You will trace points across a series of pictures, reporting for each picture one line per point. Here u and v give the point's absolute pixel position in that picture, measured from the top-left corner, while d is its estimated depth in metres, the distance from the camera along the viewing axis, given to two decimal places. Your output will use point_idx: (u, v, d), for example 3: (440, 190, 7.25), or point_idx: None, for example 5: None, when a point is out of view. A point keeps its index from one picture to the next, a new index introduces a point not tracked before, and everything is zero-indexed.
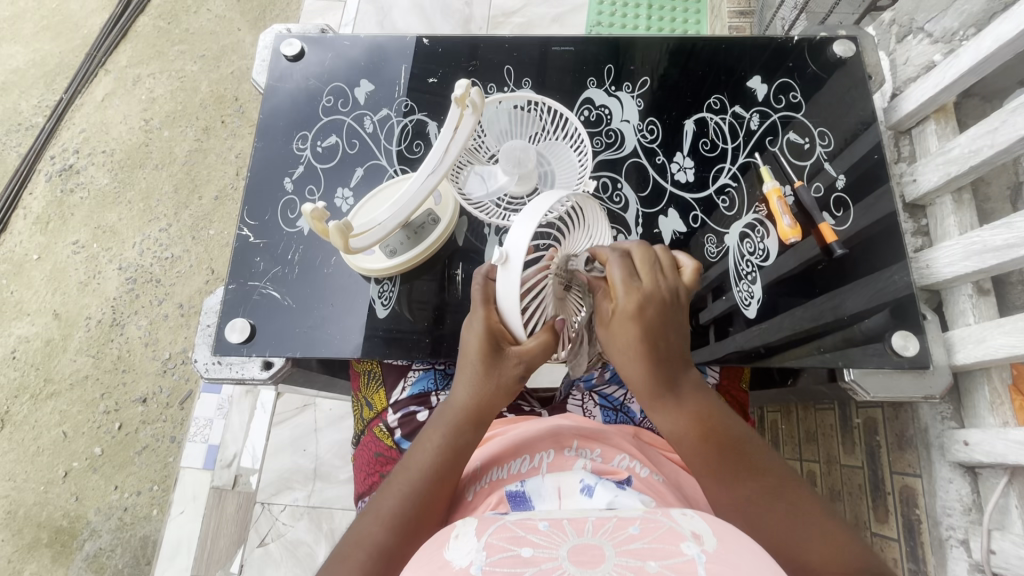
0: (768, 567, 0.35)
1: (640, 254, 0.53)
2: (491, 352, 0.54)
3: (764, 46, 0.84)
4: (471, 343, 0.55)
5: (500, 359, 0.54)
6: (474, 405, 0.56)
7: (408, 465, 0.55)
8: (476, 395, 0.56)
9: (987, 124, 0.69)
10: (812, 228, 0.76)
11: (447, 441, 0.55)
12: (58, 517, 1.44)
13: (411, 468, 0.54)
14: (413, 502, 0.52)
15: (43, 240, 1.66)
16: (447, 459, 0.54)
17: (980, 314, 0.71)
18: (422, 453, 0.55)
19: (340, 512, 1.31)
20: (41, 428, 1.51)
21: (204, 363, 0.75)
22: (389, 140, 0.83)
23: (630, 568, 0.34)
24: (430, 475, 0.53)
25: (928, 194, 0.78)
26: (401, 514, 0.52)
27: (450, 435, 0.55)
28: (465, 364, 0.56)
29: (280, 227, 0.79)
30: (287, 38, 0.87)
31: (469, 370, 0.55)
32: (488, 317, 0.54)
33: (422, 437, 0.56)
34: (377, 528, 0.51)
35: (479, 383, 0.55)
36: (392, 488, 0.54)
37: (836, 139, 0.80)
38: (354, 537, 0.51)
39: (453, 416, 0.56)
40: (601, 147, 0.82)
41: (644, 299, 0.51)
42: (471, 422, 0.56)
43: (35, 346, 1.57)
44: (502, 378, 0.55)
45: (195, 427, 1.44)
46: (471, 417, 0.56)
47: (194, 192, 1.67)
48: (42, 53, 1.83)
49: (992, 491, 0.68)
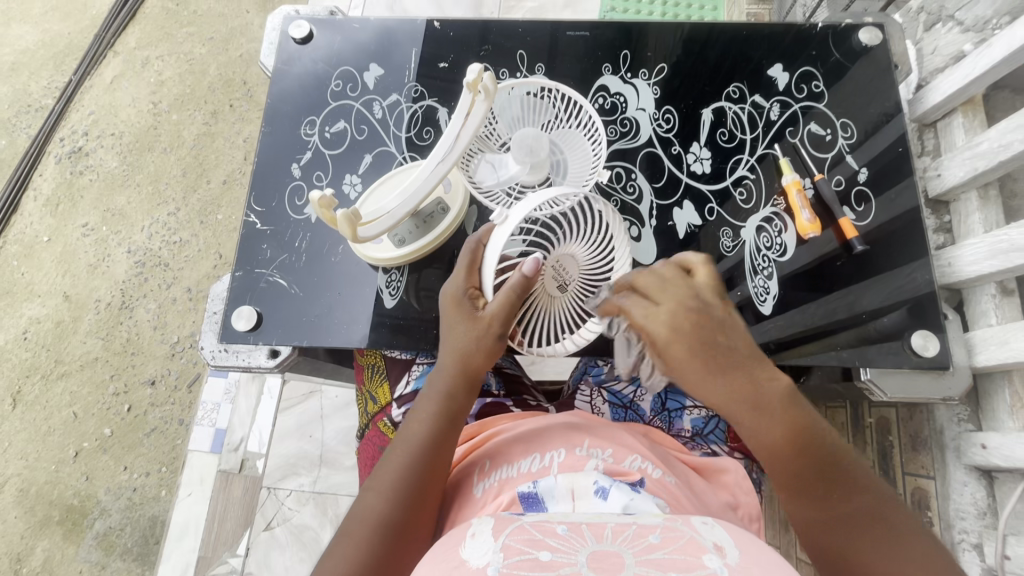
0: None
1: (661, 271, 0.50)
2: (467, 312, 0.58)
3: (786, 33, 0.81)
4: (448, 309, 0.59)
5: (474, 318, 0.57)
6: (458, 368, 0.57)
7: (404, 438, 0.56)
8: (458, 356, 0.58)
9: (1019, 118, 0.66)
10: (831, 223, 0.74)
11: (439, 407, 0.57)
12: (69, 495, 1.46)
13: (408, 439, 0.56)
14: (412, 471, 0.53)
15: (53, 222, 1.67)
16: (442, 425, 0.56)
17: (1002, 315, 0.69)
18: (416, 423, 0.57)
19: (345, 498, 1.32)
20: (53, 408, 1.53)
21: (210, 350, 0.76)
22: (398, 126, 0.81)
23: None
24: (427, 443, 0.55)
25: (953, 190, 0.76)
26: (401, 486, 0.53)
27: (440, 400, 0.57)
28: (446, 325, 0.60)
29: (288, 214, 0.78)
30: (296, 20, 0.85)
31: (451, 333, 0.59)
32: (470, 281, 0.59)
33: (416, 410, 0.58)
34: (379, 503, 0.52)
35: (460, 341, 0.58)
36: (390, 462, 0.55)
37: (859, 131, 0.77)
38: (359, 514, 0.53)
39: (442, 385, 0.58)
40: (615, 136, 0.80)
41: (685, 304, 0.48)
42: (459, 386, 0.57)
43: (46, 327, 1.59)
44: (478, 335, 0.57)
45: (203, 411, 1.44)
46: (458, 380, 0.57)
47: (203, 175, 1.67)
48: (51, 34, 1.82)
49: (1008, 496, 0.67)
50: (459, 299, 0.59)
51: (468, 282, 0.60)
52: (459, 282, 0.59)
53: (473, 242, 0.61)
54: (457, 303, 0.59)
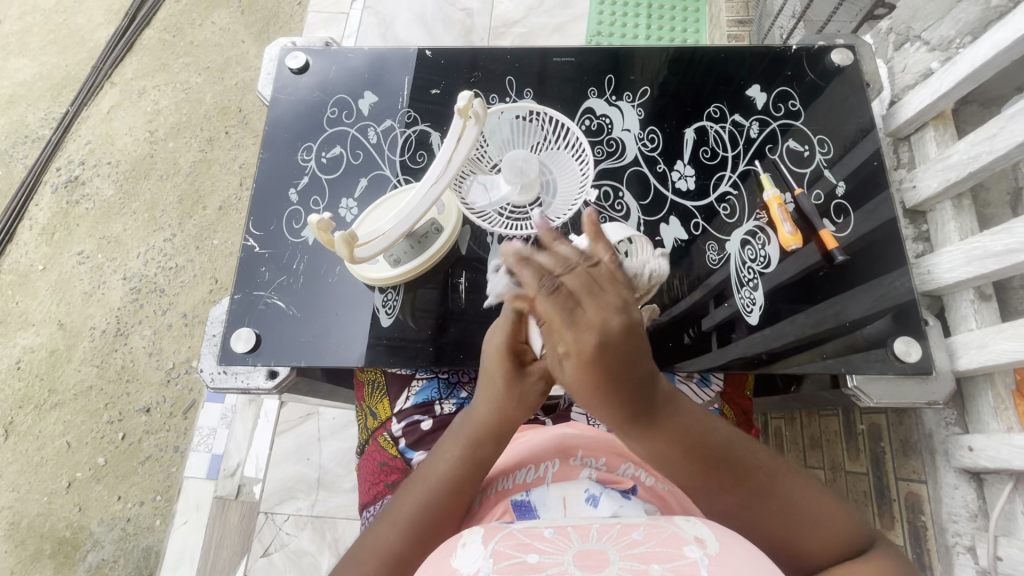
0: (766, 570, 0.36)
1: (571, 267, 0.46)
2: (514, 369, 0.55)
3: (763, 55, 0.85)
4: (491, 360, 0.56)
5: (523, 375, 0.55)
6: (492, 421, 0.57)
7: (425, 476, 0.56)
8: (495, 410, 0.57)
9: (985, 131, 0.69)
10: (813, 236, 0.76)
11: (465, 454, 0.56)
12: (61, 528, 1.44)
13: (428, 479, 0.55)
14: (431, 507, 0.54)
15: (48, 251, 1.68)
16: (467, 469, 0.55)
17: (982, 320, 0.72)
18: (442, 461, 0.56)
19: (343, 521, 1.31)
20: (45, 438, 1.51)
21: (210, 372, 0.76)
22: (393, 151, 0.84)
23: (635, 571, 0.34)
24: (446, 487, 0.55)
25: (928, 201, 0.79)
26: (418, 520, 0.53)
27: (467, 447, 0.56)
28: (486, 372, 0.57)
29: (285, 238, 0.80)
30: (292, 51, 0.88)
31: (493, 387, 0.57)
32: (516, 336, 0.54)
33: (441, 447, 0.58)
34: (396, 535, 0.53)
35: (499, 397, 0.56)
36: (410, 495, 0.55)
37: (836, 146, 0.81)
38: (372, 543, 0.53)
39: (472, 429, 0.57)
40: (602, 156, 0.82)
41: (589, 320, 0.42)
42: (491, 434, 0.57)
43: (39, 356, 1.58)
44: (522, 393, 0.56)
45: (199, 437, 1.44)
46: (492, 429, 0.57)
47: (198, 202, 1.69)
48: (49, 66, 1.85)
49: (998, 497, 0.68)
50: (507, 357, 0.55)
51: (515, 336, 0.55)
52: (504, 337, 0.55)
53: (516, 294, 0.55)
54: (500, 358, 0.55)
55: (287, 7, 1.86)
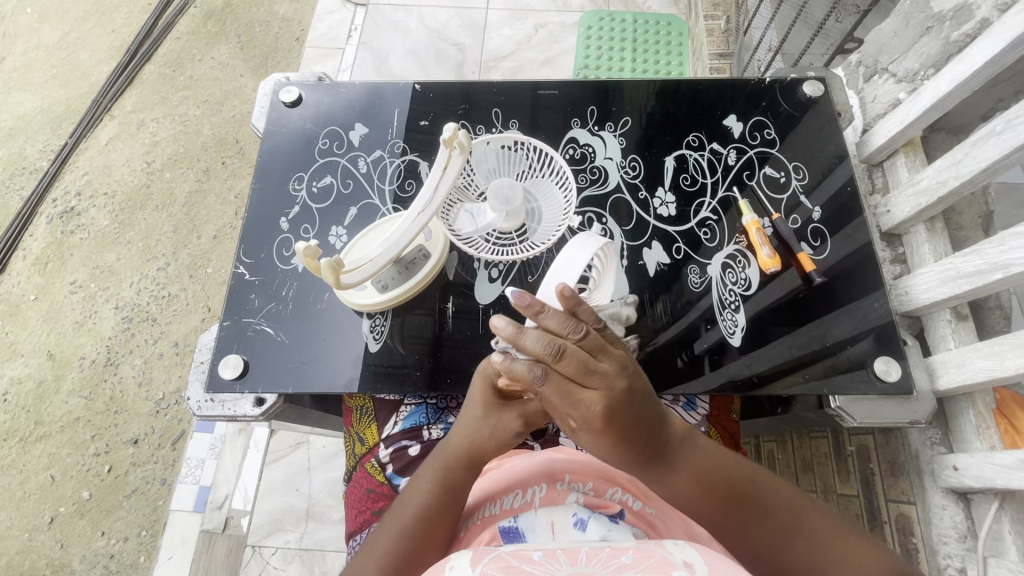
0: None
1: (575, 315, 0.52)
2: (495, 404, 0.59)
3: (739, 88, 0.88)
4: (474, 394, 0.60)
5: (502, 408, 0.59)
6: (467, 446, 0.59)
7: (407, 499, 0.57)
8: (472, 433, 0.59)
9: (951, 157, 0.72)
10: (791, 259, 0.79)
11: (441, 477, 0.57)
12: (41, 566, 1.39)
13: (410, 501, 0.56)
14: (406, 536, 0.54)
15: (41, 281, 1.68)
16: (443, 494, 0.56)
17: (959, 339, 0.73)
18: (416, 490, 0.57)
19: (332, 553, 1.27)
20: (29, 472, 1.48)
21: (197, 400, 0.76)
22: (382, 180, 0.86)
23: None
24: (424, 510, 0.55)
25: (902, 224, 0.81)
26: (393, 548, 0.53)
27: (443, 471, 0.58)
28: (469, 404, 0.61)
29: (276, 264, 0.81)
30: (286, 85, 0.91)
31: (472, 414, 0.60)
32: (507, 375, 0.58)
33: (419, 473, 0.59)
34: (372, 564, 0.52)
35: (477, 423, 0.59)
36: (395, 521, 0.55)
37: (811, 173, 0.83)
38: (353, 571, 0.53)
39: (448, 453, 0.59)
40: (585, 183, 0.84)
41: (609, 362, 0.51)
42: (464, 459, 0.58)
43: (27, 388, 1.57)
44: (499, 424, 0.59)
45: (187, 468, 1.42)
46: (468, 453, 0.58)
47: (193, 231, 1.70)
48: (49, 100, 1.89)
49: (985, 517, 0.69)
50: (491, 386, 0.59)
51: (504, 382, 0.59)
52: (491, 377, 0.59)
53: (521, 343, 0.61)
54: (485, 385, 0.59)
55: (285, 43, 1.92)
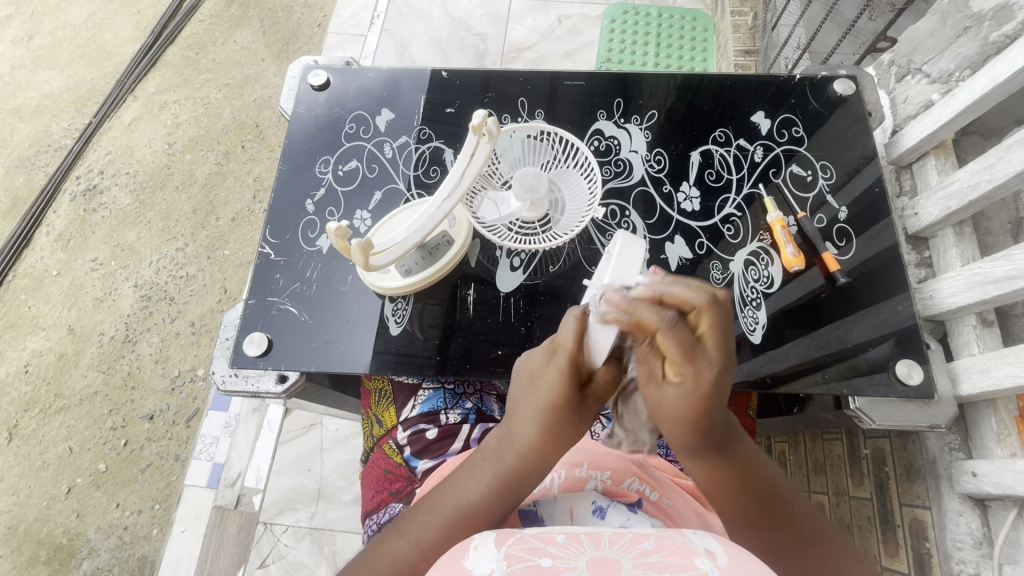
0: None
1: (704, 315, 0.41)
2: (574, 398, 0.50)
3: (768, 84, 0.87)
4: (551, 380, 0.50)
5: (581, 402, 0.51)
6: (535, 449, 0.51)
7: (456, 490, 0.52)
8: (543, 439, 0.51)
9: (985, 160, 0.71)
10: (815, 258, 0.78)
11: (498, 479, 0.51)
12: (58, 534, 1.43)
13: (460, 497, 0.52)
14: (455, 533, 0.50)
15: (63, 257, 1.72)
16: (501, 498, 0.51)
17: (984, 345, 0.73)
18: (471, 487, 0.52)
19: (342, 534, 1.30)
20: (48, 443, 1.52)
21: (221, 375, 0.78)
22: (407, 166, 0.87)
23: None
24: (476, 511, 0.51)
25: (930, 227, 0.80)
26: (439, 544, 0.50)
27: (501, 473, 0.51)
28: (539, 386, 0.51)
29: (300, 246, 0.82)
30: (314, 69, 0.92)
31: (544, 411, 0.50)
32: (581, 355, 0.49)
33: (472, 467, 0.53)
34: (412, 552, 0.50)
35: (548, 426, 0.51)
36: (439, 511, 0.51)
37: (838, 172, 0.82)
38: (387, 556, 0.50)
39: (511, 454, 0.51)
40: (609, 176, 0.84)
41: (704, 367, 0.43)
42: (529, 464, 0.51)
43: (47, 360, 1.60)
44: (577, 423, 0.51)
45: (201, 445, 1.45)
46: (536, 453, 0.51)
47: (212, 213, 1.72)
48: (75, 79, 1.92)
49: (1003, 523, 0.68)
50: (570, 380, 0.49)
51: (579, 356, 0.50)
52: (570, 359, 0.49)
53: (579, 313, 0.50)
54: (561, 367, 0.50)
55: (306, 29, 1.93)
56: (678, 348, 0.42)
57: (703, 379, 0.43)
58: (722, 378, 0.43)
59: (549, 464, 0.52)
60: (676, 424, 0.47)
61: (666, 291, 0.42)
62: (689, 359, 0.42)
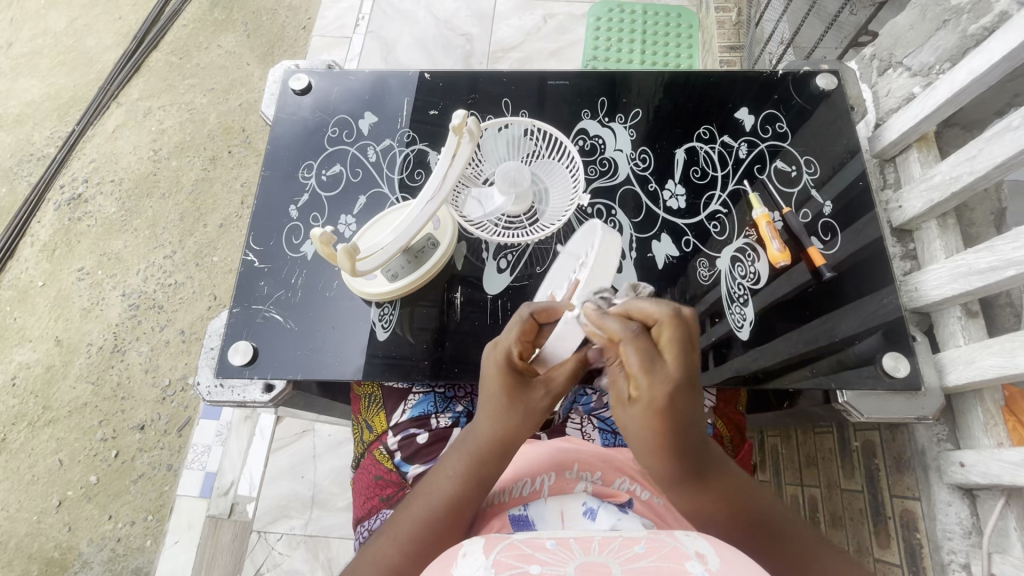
0: None
1: (664, 329, 0.44)
2: (514, 387, 0.54)
3: (752, 80, 0.87)
4: (490, 373, 0.55)
5: (526, 389, 0.54)
6: (496, 436, 0.55)
7: (429, 487, 0.55)
8: (501, 425, 0.55)
9: (966, 152, 0.71)
10: (801, 254, 0.78)
11: (467, 470, 0.55)
12: (49, 548, 1.41)
13: (433, 492, 0.55)
14: (431, 529, 0.53)
15: (48, 267, 1.69)
16: (469, 487, 0.54)
17: (969, 336, 0.73)
18: (442, 482, 0.55)
19: (337, 540, 1.29)
20: (36, 457, 1.50)
21: (207, 386, 0.76)
22: (391, 169, 0.86)
23: None
24: (448, 503, 0.54)
25: (914, 220, 0.81)
26: (417, 540, 0.53)
27: (471, 465, 0.55)
28: (484, 381, 0.56)
29: (285, 253, 0.81)
30: (295, 73, 0.91)
31: (493, 400, 0.55)
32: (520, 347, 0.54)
33: (442, 463, 0.57)
34: (394, 551, 0.53)
35: (503, 414, 0.55)
36: (418, 505, 0.55)
37: (823, 167, 0.83)
38: (371, 555, 0.53)
39: (474, 444, 0.56)
40: (595, 175, 0.84)
41: (667, 385, 0.43)
42: (493, 452, 0.55)
43: (35, 373, 1.58)
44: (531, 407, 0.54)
45: (193, 454, 1.43)
46: (496, 438, 0.55)
47: (199, 219, 1.71)
48: (56, 87, 1.90)
49: (991, 513, 0.69)
50: (507, 370, 0.54)
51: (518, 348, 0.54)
52: (505, 351, 0.54)
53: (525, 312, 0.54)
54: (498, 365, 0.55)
55: (291, 31, 1.91)
56: (638, 359, 0.43)
57: (660, 397, 0.43)
58: (677, 397, 0.43)
59: (511, 449, 0.55)
60: (648, 451, 0.46)
61: (633, 305, 0.46)
62: (646, 370, 0.43)
